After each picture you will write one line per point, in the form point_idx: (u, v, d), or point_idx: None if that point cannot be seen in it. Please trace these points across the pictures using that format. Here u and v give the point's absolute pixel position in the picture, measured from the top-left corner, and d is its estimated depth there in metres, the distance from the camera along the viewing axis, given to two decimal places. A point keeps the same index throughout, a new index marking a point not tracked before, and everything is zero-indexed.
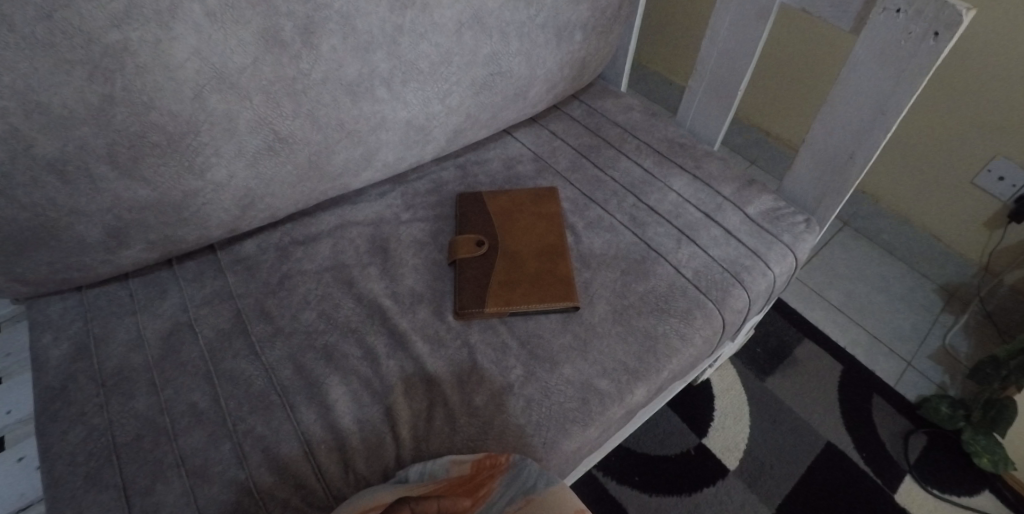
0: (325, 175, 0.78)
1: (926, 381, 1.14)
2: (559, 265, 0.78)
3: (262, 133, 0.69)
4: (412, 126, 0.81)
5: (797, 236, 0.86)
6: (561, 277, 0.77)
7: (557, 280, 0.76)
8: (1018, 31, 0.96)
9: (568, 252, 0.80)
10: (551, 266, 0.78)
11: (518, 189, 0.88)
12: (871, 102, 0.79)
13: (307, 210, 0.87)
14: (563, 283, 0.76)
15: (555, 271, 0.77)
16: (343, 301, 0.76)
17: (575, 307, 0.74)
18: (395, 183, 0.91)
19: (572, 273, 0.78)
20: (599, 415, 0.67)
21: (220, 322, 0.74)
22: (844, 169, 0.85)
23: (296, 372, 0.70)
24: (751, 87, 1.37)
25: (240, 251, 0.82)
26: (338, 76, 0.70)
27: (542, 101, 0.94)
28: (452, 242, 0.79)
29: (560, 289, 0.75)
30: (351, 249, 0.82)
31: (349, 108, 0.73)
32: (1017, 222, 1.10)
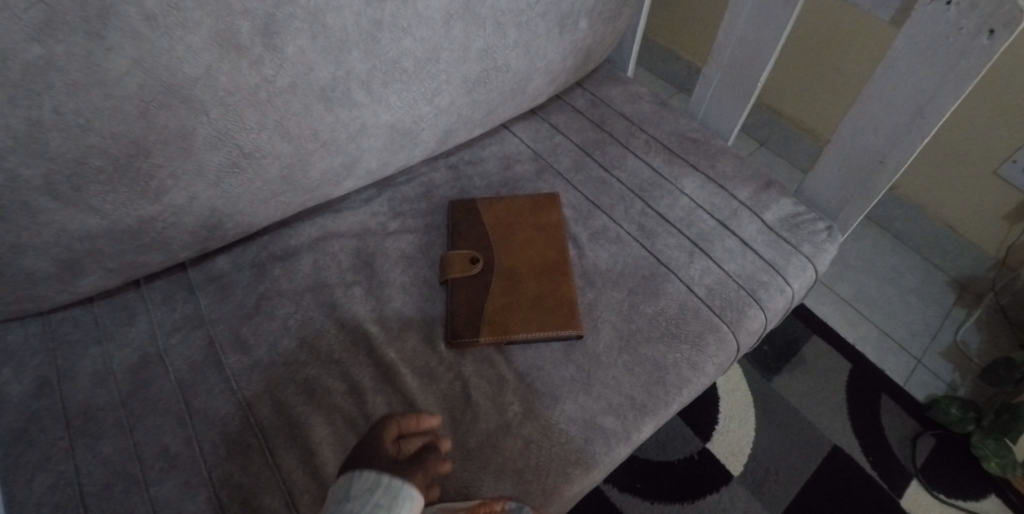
0: (300, 188, 0.70)
1: (936, 379, 1.11)
2: (561, 286, 0.72)
3: (224, 149, 0.61)
4: (397, 129, 0.73)
5: (818, 247, 0.80)
6: (564, 300, 0.71)
7: (558, 303, 0.70)
8: None
9: (571, 270, 0.74)
10: (551, 287, 0.71)
11: (515, 196, 0.81)
12: (907, 104, 0.72)
13: (286, 220, 0.79)
14: (565, 307, 0.70)
15: (556, 293, 0.71)
16: (326, 327, 0.70)
17: (579, 335, 0.68)
18: (382, 186, 0.83)
19: (575, 293, 0.72)
20: (603, 457, 0.62)
21: (193, 353, 0.68)
22: (875, 173, 0.78)
23: (274, 410, 0.64)
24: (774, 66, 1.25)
25: (213, 269, 0.75)
26: (308, 81, 0.62)
27: (543, 94, 0.86)
28: (444, 258, 0.73)
29: (563, 315, 0.69)
30: (334, 265, 0.75)
31: (323, 115, 0.65)
32: None
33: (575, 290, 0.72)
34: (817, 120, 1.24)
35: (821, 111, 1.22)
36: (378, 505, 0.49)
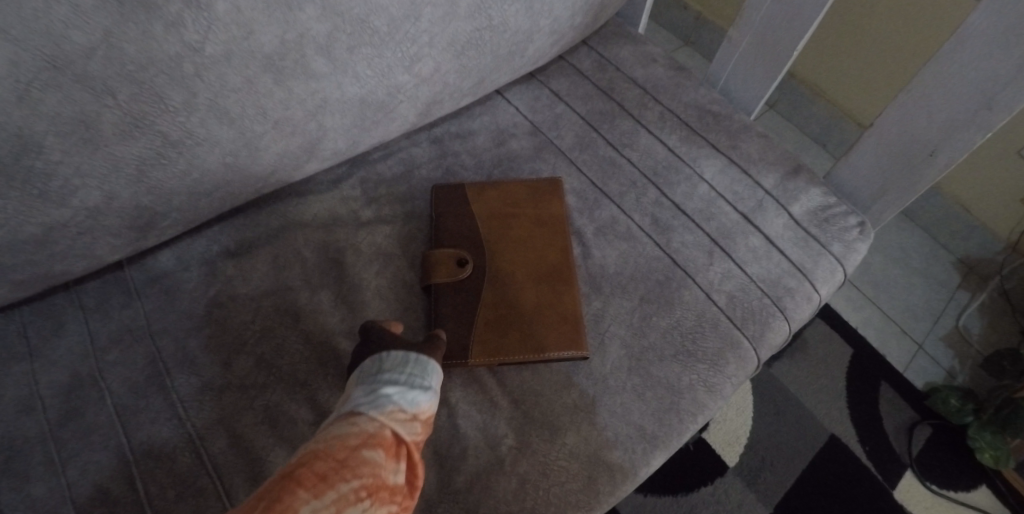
0: (250, 176, 0.58)
1: (936, 365, 1.07)
2: (564, 296, 0.62)
3: (142, 136, 0.48)
4: (368, 104, 0.59)
5: (848, 246, 0.71)
6: (566, 314, 0.62)
7: (563, 318, 0.61)
8: None
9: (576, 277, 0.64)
10: (552, 297, 0.62)
11: (510, 182, 0.69)
12: (973, 91, 0.61)
13: (242, 206, 0.67)
14: (572, 322, 0.61)
15: (558, 305, 0.62)
16: (289, 342, 0.60)
17: (584, 357, 0.60)
18: (354, 165, 0.71)
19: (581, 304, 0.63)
20: (608, 497, 0.55)
21: (132, 373, 0.58)
22: (920, 167, 0.69)
23: (231, 444, 0.55)
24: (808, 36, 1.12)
25: (155, 268, 0.63)
26: (248, 48, 0.48)
27: (545, 57, 0.72)
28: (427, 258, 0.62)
29: (565, 332, 0.60)
30: (298, 264, 0.64)
31: (272, 90, 0.52)
32: None
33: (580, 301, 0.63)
34: (843, 93, 1.13)
35: (849, 83, 1.10)
36: (413, 374, 0.51)
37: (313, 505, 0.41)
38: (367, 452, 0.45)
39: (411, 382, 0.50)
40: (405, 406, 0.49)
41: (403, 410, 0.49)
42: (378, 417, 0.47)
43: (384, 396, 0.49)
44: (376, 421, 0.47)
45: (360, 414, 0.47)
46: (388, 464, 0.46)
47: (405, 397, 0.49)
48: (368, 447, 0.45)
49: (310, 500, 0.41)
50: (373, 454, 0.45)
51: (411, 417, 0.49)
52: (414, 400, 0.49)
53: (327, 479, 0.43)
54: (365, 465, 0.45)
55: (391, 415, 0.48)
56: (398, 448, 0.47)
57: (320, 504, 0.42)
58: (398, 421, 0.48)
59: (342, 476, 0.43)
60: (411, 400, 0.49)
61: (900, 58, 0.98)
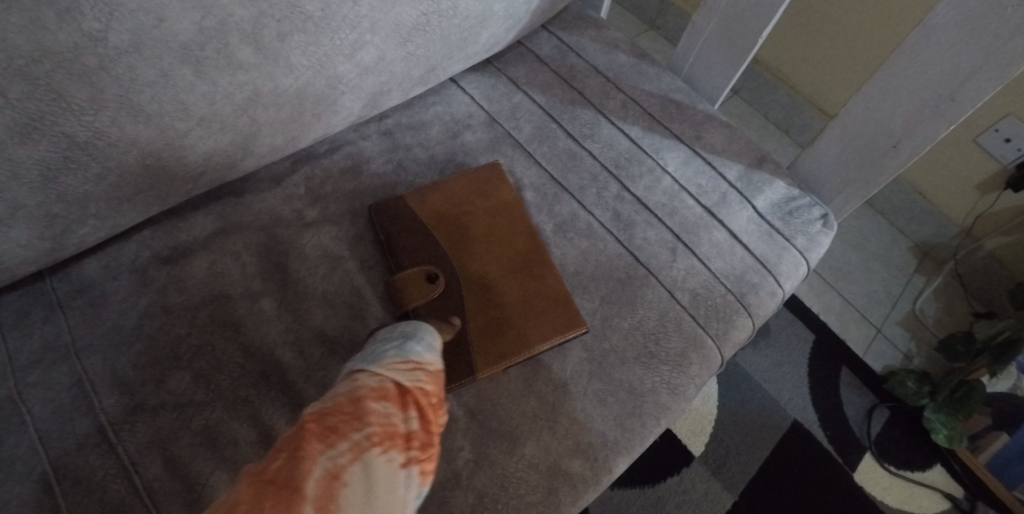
0: (178, 177, 0.53)
1: (893, 349, 1.09)
2: (543, 283, 0.61)
3: (45, 138, 0.43)
4: (306, 96, 0.55)
5: (812, 239, 0.70)
6: (550, 296, 0.60)
7: (545, 312, 0.59)
8: None
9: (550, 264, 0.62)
10: (533, 288, 0.60)
11: (453, 179, 0.65)
12: (935, 82, 0.60)
13: (175, 208, 0.62)
14: (558, 312, 0.60)
15: (540, 293, 0.60)
16: (227, 356, 0.56)
17: (584, 328, 0.59)
18: (296, 160, 0.66)
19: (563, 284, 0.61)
20: (569, 507, 0.54)
21: (54, 395, 0.53)
22: (884, 158, 0.68)
23: (168, 470, 0.51)
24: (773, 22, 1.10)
25: (78, 278, 0.58)
26: (160, 37, 0.44)
27: (500, 44, 0.68)
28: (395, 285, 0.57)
29: (554, 316, 0.59)
30: (237, 270, 0.60)
31: (193, 84, 0.47)
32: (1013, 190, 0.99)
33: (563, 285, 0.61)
34: (807, 80, 1.12)
35: (812, 70, 1.09)
36: (407, 331, 0.52)
37: (330, 453, 0.44)
38: (373, 404, 0.47)
39: (406, 336, 0.51)
40: (405, 357, 0.49)
41: (404, 361, 0.49)
42: (379, 370, 0.48)
43: (383, 352, 0.50)
44: (378, 374, 0.48)
45: (363, 370, 0.49)
46: (397, 413, 0.47)
47: (403, 349, 0.50)
48: (373, 399, 0.47)
49: (325, 450, 0.44)
50: (380, 405, 0.47)
51: (413, 367, 0.49)
52: (412, 351, 0.50)
53: (339, 430, 0.45)
54: (374, 415, 0.46)
55: (391, 366, 0.49)
56: (405, 397, 0.48)
57: (334, 453, 0.44)
58: (400, 371, 0.49)
59: (353, 426, 0.45)
60: (409, 351, 0.50)
61: (863, 43, 0.98)
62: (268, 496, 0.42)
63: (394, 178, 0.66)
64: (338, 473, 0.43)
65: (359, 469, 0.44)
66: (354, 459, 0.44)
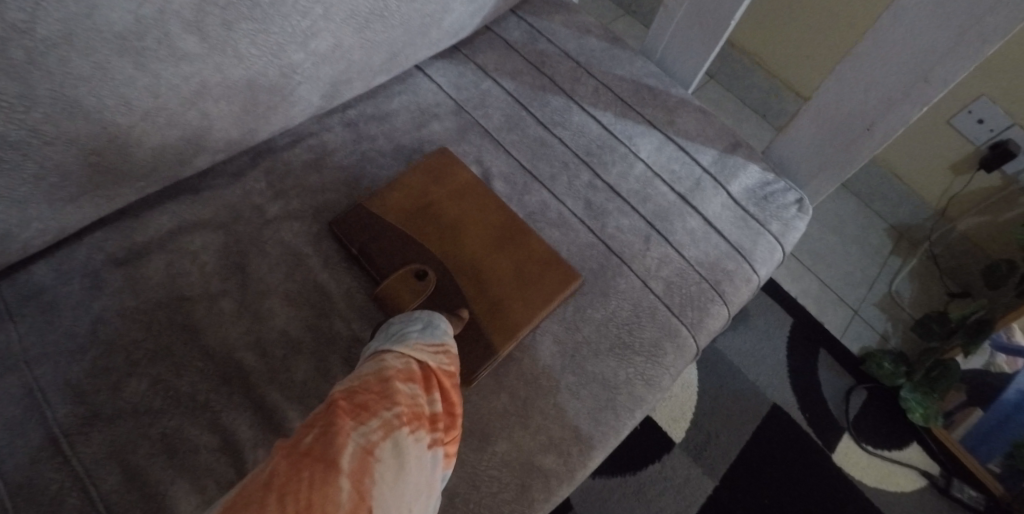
0: (125, 175, 0.50)
1: (870, 330, 1.10)
2: (529, 250, 0.60)
3: None
4: (260, 88, 0.52)
5: (787, 224, 0.69)
6: (540, 259, 0.59)
7: (533, 289, 0.58)
8: None
9: (533, 238, 0.61)
10: (520, 257, 0.59)
11: (411, 172, 0.62)
12: (908, 64, 0.59)
13: (128, 207, 0.59)
14: (547, 287, 0.58)
15: (528, 261, 0.59)
16: (187, 360, 0.54)
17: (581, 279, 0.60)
18: (256, 154, 0.64)
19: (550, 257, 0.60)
20: (543, 504, 0.53)
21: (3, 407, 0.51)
22: (858, 142, 0.67)
23: (126, 481, 0.49)
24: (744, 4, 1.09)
25: (25, 284, 0.55)
26: (93, 26, 0.41)
27: (465, 29, 0.66)
28: (385, 293, 0.55)
29: (549, 280, 0.59)
30: (195, 270, 0.58)
31: (133, 76, 0.44)
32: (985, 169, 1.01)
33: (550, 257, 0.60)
34: (781, 62, 1.11)
35: (785, 52, 1.09)
36: (427, 312, 0.52)
37: (362, 429, 0.42)
38: (402, 383, 0.45)
39: (428, 318, 0.51)
40: (430, 338, 0.49)
41: (429, 343, 0.49)
42: (406, 351, 0.47)
43: (407, 333, 0.49)
44: (405, 354, 0.47)
45: (389, 350, 0.47)
46: (424, 394, 0.46)
47: (426, 331, 0.49)
48: (402, 379, 0.45)
49: (357, 426, 0.42)
50: (407, 385, 0.46)
51: (438, 349, 0.49)
52: (435, 334, 0.50)
53: (369, 407, 0.43)
54: (403, 395, 0.45)
55: (417, 347, 0.48)
56: (430, 379, 0.47)
57: (367, 428, 0.42)
58: (426, 353, 0.48)
59: (383, 404, 0.44)
60: (433, 334, 0.50)
61: (834, 23, 0.97)
62: (304, 467, 0.40)
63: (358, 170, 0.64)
64: (371, 449, 0.41)
65: (393, 445, 0.42)
66: (385, 435, 0.42)
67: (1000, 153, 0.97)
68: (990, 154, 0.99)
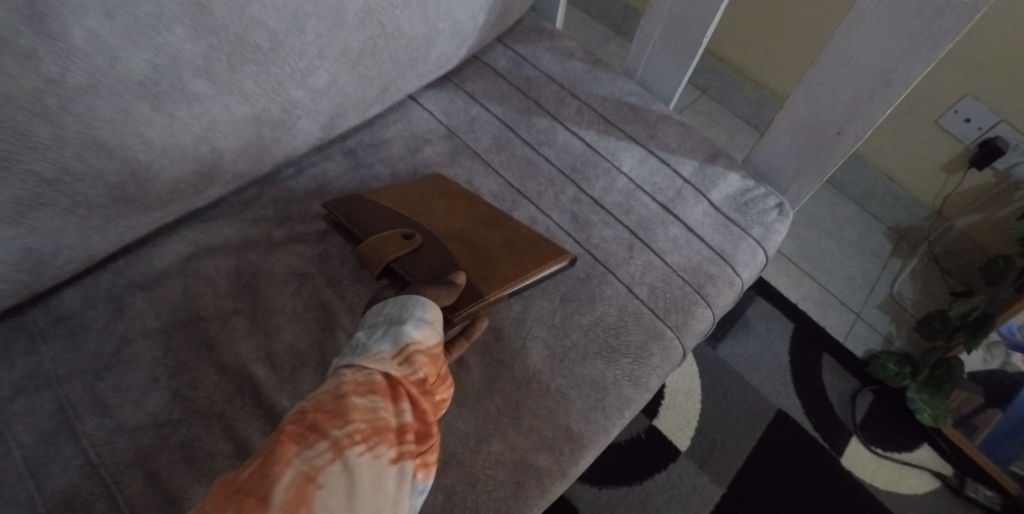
0: (145, 206, 0.56)
1: (874, 332, 1.11)
2: (516, 229, 0.64)
3: (12, 177, 0.46)
4: (264, 122, 0.58)
5: (768, 228, 0.72)
6: (527, 235, 0.64)
7: (518, 250, 0.62)
8: None
9: (510, 218, 0.66)
10: (508, 233, 0.63)
11: (409, 184, 0.68)
12: (868, 71, 0.62)
13: (148, 236, 0.65)
14: (533, 251, 0.62)
15: (515, 236, 0.63)
16: (203, 374, 0.58)
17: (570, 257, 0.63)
18: (263, 184, 0.69)
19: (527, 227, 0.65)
20: (537, 501, 0.55)
21: (38, 422, 0.55)
22: (830, 145, 0.70)
23: (147, 486, 0.53)
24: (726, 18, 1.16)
25: (54, 308, 0.61)
26: (115, 75, 0.46)
27: (451, 61, 0.72)
28: (374, 249, 0.59)
29: (538, 251, 0.62)
30: (209, 291, 0.62)
31: (151, 117, 0.50)
32: (976, 167, 1.02)
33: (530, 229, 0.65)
34: (764, 70, 1.16)
35: (767, 59, 1.14)
36: (393, 319, 0.53)
37: (311, 451, 0.44)
38: (360, 399, 0.47)
39: (392, 325, 0.52)
40: (393, 349, 0.50)
41: (392, 352, 0.51)
42: (367, 364, 0.49)
43: (370, 346, 0.51)
44: (366, 369, 0.49)
45: (351, 365, 0.50)
46: (388, 406, 0.48)
47: (390, 340, 0.51)
48: (360, 393, 0.47)
49: (308, 448, 0.44)
50: (367, 400, 0.47)
51: (403, 357, 0.50)
52: (398, 341, 0.51)
53: (322, 427, 0.46)
54: (360, 410, 0.47)
55: (377, 361, 0.50)
56: (394, 390, 0.49)
57: (316, 450, 0.44)
58: (388, 365, 0.50)
59: (336, 422, 0.46)
60: (396, 342, 0.51)
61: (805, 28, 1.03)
62: (247, 491, 0.42)
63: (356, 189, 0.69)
64: (318, 471, 0.43)
65: (342, 464, 0.44)
66: (336, 456, 0.44)
67: (988, 151, 0.98)
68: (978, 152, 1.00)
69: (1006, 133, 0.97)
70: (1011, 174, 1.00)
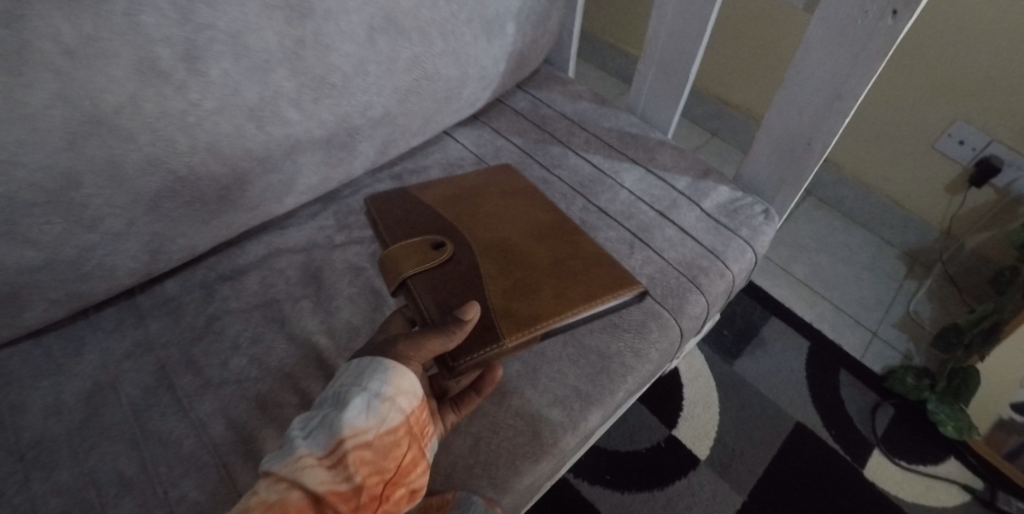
0: (241, 207, 0.71)
1: (891, 351, 1.15)
2: (570, 253, 0.70)
3: (156, 174, 0.62)
4: (333, 144, 0.74)
5: (755, 230, 0.82)
6: (585, 264, 0.69)
7: (570, 280, 0.66)
8: None
9: (587, 243, 0.72)
10: (560, 255, 0.69)
11: (476, 180, 0.79)
12: (823, 90, 0.74)
13: (235, 239, 0.81)
14: (592, 279, 0.67)
15: (569, 261, 0.69)
16: (276, 343, 0.71)
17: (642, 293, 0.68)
18: (327, 201, 0.85)
19: (600, 254, 0.71)
20: (551, 447, 0.64)
21: (144, 378, 0.69)
22: (804, 157, 0.80)
23: (229, 428, 0.65)
24: (711, 61, 1.41)
25: (161, 293, 0.76)
26: (235, 102, 0.63)
27: (480, 100, 0.89)
28: (407, 255, 0.66)
29: (595, 281, 0.67)
30: (282, 281, 0.77)
31: (256, 134, 0.67)
32: (976, 185, 1.10)
33: (605, 259, 0.70)
34: (750, 100, 1.39)
35: (751, 90, 1.37)
36: (326, 417, 0.56)
37: None
38: None
39: (323, 426, 0.55)
40: (318, 459, 0.53)
41: (322, 455, 0.54)
42: (288, 476, 0.52)
43: (298, 447, 0.54)
44: (285, 484, 0.52)
45: (274, 474, 0.53)
46: None
47: (318, 445, 0.54)
48: None
49: None
50: None
51: (331, 463, 0.53)
52: (326, 445, 0.54)
53: None
54: None
55: (297, 475, 0.52)
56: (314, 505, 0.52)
57: None
58: (310, 478, 0.52)
59: None
60: (322, 448, 0.54)
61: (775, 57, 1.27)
62: None
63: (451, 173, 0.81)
64: None
65: None
66: None
67: (985, 168, 1.07)
68: (976, 170, 1.09)
69: (1000, 151, 1.05)
70: (1010, 188, 1.07)
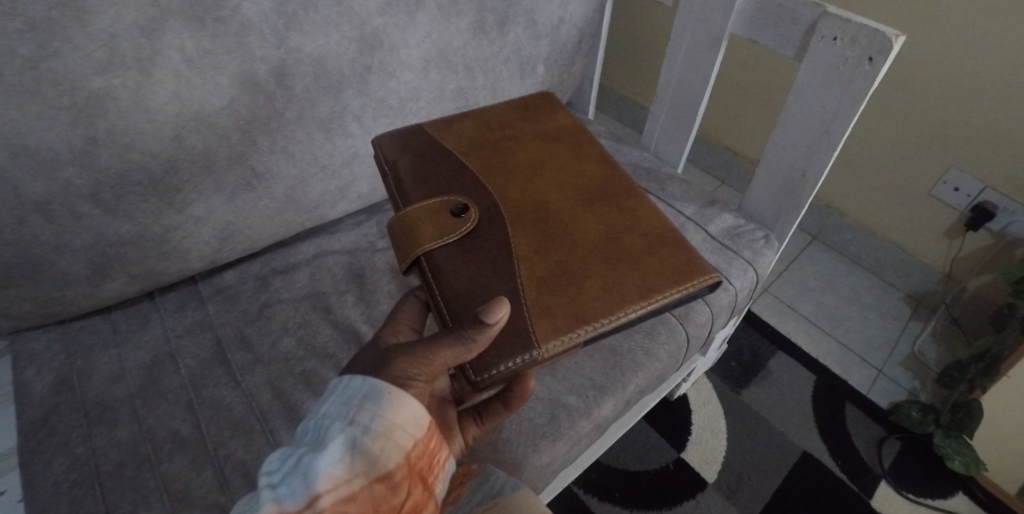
0: (302, 207, 0.81)
1: (895, 388, 1.19)
2: (616, 230, 0.74)
3: (238, 169, 0.73)
4: None
5: (757, 252, 0.90)
6: (636, 246, 0.73)
7: (618, 264, 0.70)
8: (983, 47, 1.03)
9: (645, 221, 0.76)
10: (608, 232, 0.74)
11: (517, 127, 0.86)
12: (815, 128, 0.84)
13: (288, 240, 0.90)
14: (647, 262, 0.72)
15: (623, 240, 0.73)
16: (321, 328, 0.79)
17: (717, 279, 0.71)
18: (371, 212, 0.95)
19: (654, 234, 0.75)
20: (567, 430, 0.70)
21: (201, 352, 0.76)
22: (800, 187, 0.89)
23: (275, 398, 0.72)
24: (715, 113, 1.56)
25: (220, 282, 0.84)
26: (309, 114, 0.75)
27: None
28: (433, 220, 0.71)
29: (651, 263, 0.71)
30: (329, 277, 0.85)
31: (323, 143, 0.78)
32: (972, 229, 1.18)
33: (663, 244, 0.74)
34: (750, 147, 1.53)
35: (752, 137, 1.51)
36: (303, 462, 0.53)
37: None
38: None
39: (301, 473, 0.52)
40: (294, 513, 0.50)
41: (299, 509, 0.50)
42: None
43: (273, 499, 0.51)
44: None
45: None
46: None
47: (294, 496, 0.51)
48: None
49: None
50: None
51: None
52: (303, 497, 0.51)
53: None
54: None
55: None
56: None
57: None
58: None
59: None
60: (299, 500, 0.51)
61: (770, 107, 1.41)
62: None
63: (521, 122, 0.87)
64: None
65: None
66: None
67: (980, 213, 1.15)
68: (971, 215, 1.16)
69: (992, 197, 1.14)
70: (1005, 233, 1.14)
